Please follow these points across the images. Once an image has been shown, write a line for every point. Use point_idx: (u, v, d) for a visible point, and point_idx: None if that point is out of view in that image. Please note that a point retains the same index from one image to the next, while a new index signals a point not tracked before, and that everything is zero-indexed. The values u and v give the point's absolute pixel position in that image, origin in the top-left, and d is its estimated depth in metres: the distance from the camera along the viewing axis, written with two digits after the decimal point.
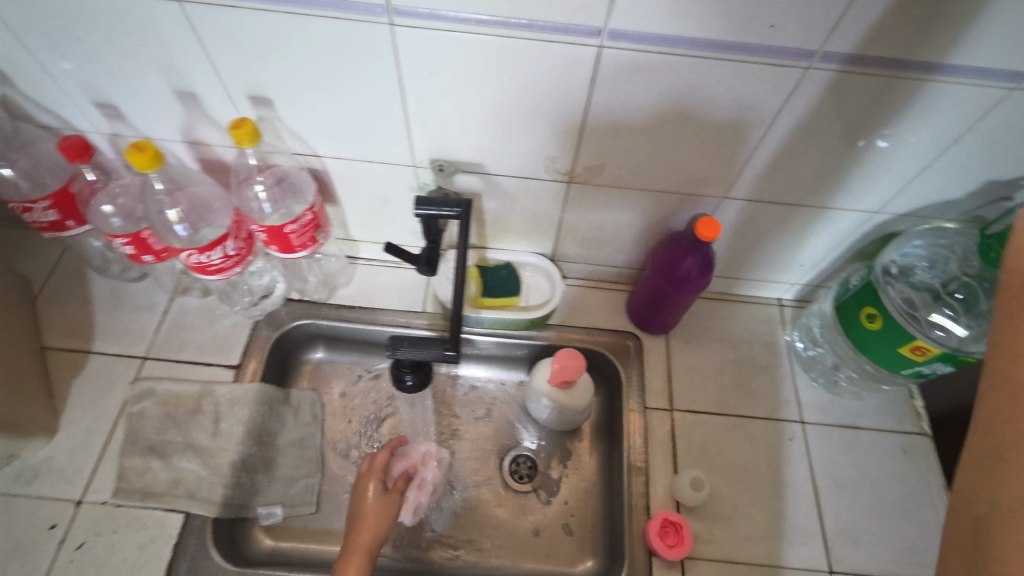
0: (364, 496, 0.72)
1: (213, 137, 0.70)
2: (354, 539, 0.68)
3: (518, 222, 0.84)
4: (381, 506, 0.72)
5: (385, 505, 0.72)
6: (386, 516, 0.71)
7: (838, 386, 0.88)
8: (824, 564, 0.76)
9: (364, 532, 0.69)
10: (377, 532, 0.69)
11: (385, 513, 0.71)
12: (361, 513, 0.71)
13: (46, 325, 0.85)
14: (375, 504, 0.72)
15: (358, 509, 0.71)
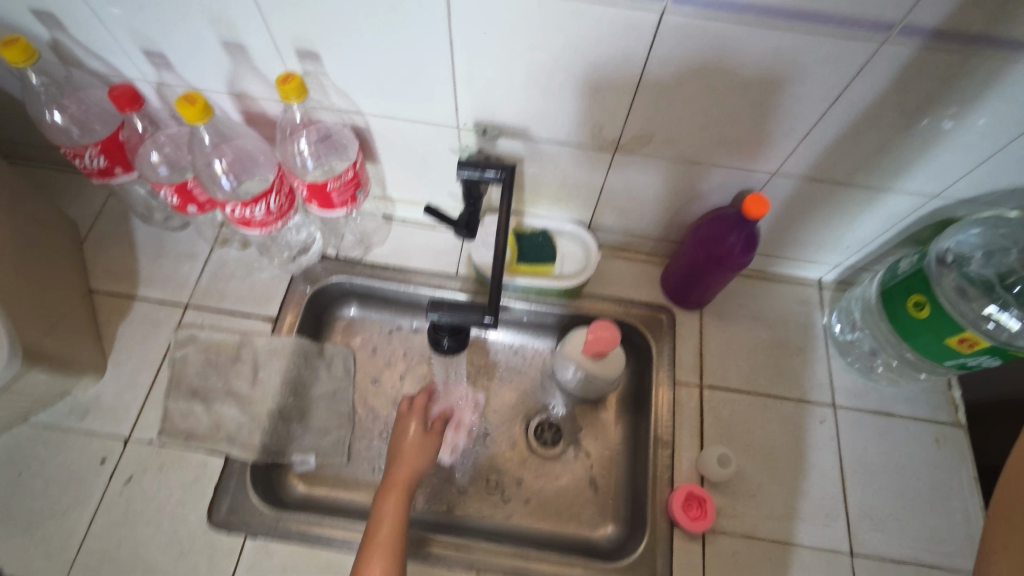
0: (406, 435, 0.76)
1: (258, 90, 0.70)
2: (395, 475, 0.71)
3: (558, 189, 0.83)
4: (421, 444, 0.75)
5: (424, 444, 0.75)
6: (425, 455, 0.74)
7: (874, 372, 0.87)
8: (846, 546, 0.76)
9: (403, 469, 0.71)
10: (417, 469, 0.72)
11: (425, 451, 0.74)
12: (403, 450, 0.74)
13: (94, 269, 0.87)
14: (416, 443, 0.75)
15: (400, 446, 0.75)
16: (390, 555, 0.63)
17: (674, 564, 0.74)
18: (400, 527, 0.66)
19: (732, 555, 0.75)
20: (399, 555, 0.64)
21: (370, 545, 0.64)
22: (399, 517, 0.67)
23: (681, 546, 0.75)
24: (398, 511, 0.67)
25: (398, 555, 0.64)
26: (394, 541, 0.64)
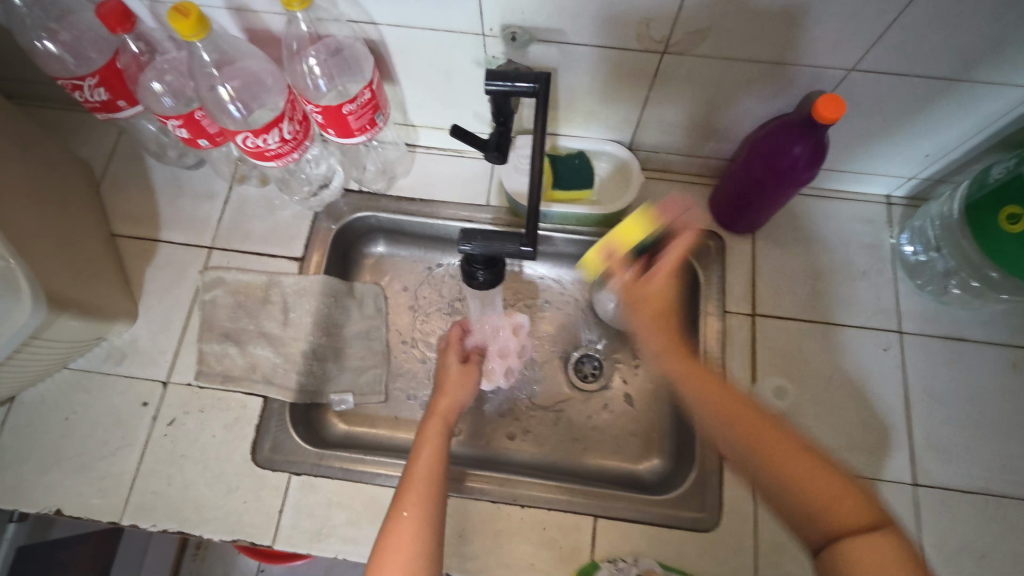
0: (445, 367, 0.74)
1: (259, 2, 0.62)
2: (435, 404, 0.69)
3: (598, 104, 0.74)
4: (460, 375, 0.73)
5: (464, 373, 0.73)
6: (465, 386, 0.72)
7: (947, 295, 0.80)
8: (909, 476, 0.73)
9: (445, 397, 0.70)
10: (457, 400, 0.70)
11: (465, 381, 0.73)
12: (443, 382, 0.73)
13: (113, 212, 0.85)
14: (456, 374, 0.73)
15: (441, 378, 0.74)
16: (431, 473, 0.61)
17: (725, 496, 0.72)
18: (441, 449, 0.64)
19: None
20: (440, 475, 0.61)
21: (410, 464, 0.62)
22: (440, 441, 0.65)
23: (733, 479, 0.72)
24: (438, 436, 0.65)
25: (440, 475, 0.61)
26: (436, 460, 0.62)
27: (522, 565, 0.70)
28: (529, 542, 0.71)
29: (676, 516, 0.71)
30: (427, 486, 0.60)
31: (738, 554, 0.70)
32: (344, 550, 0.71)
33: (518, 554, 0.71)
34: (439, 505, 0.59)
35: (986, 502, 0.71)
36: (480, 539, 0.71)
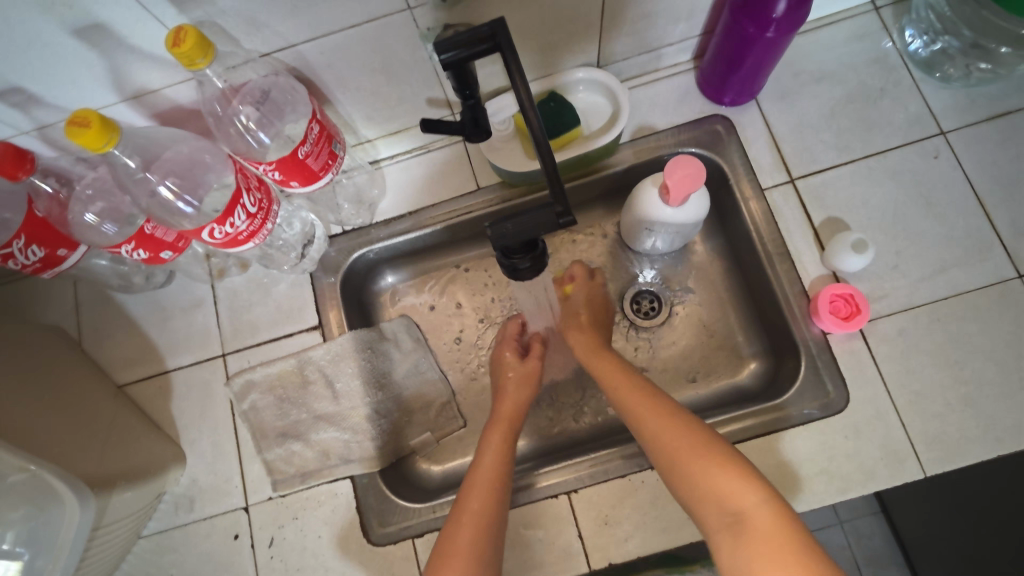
0: (508, 367, 0.73)
1: (154, 78, 0.53)
2: (500, 410, 0.69)
3: (551, 34, 0.66)
4: (521, 376, 0.72)
5: (524, 375, 0.72)
6: (526, 389, 0.71)
7: (974, 75, 0.74)
8: (1012, 271, 0.68)
9: (507, 401, 0.70)
10: (522, 401, 0.70)
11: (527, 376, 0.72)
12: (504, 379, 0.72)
13: (109, 363, 0.77)
14: (522, 369, 0.73)
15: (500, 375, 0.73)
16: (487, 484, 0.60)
17: (844, 370, 0.68)
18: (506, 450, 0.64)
19: (900, 334, 0.68)
20: (502, 483, 0.61)
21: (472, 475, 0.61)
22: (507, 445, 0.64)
23: (845, 351, 0.68)
24: (504, 441, 0.65)
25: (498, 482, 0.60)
26: (499, 463, 0.62)
27: (679, 524, 0.67)
28: (674, 500, 0.67)
29: (808, 411, 0.67)
30: (490, 502, 0.59)
31: (882, 419, 0.66)
32: None
33: (671, 515, 0.67)
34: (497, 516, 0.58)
35: None
36: (627, 518, 0.67)
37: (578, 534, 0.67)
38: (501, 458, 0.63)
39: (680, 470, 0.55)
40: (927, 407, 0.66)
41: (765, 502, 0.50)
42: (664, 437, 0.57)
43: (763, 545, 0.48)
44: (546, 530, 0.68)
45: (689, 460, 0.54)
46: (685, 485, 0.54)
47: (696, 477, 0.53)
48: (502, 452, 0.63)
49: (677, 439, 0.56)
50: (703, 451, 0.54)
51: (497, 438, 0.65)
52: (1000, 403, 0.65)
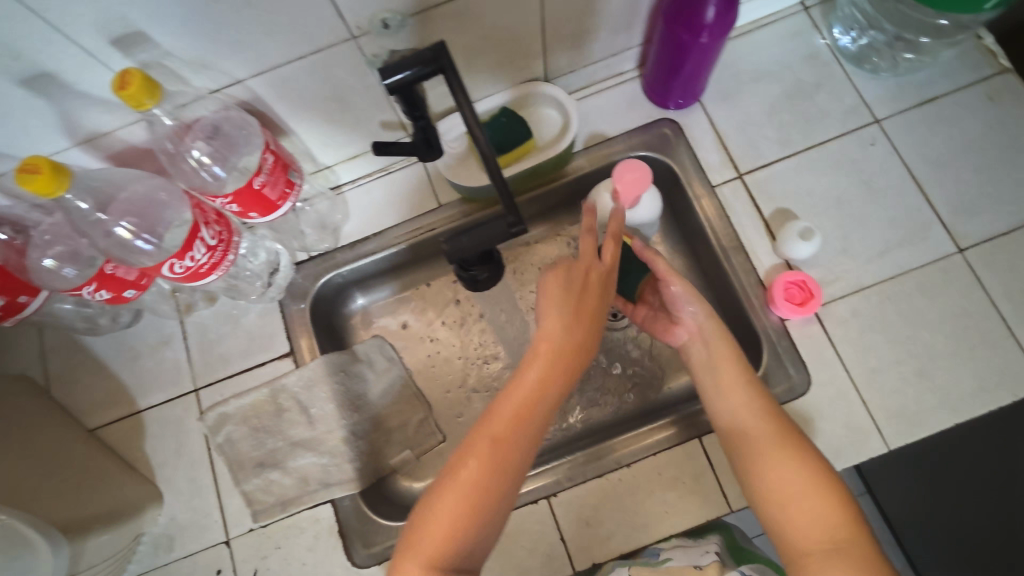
0: (591, 286, 0.56)
1: (105, 121, 0.54)
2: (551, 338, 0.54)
3: (496, 54, 0.68)
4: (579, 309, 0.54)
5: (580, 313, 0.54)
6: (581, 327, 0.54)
7: (900, 65, 0.78)
8: (953, 247, 0.72)
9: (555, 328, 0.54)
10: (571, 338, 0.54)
11: (594, 314, 0.55)
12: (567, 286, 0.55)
13: (79, 408, 0.76)
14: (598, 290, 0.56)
15: (562, 290, 0.55)
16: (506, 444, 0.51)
17: (803, 354, 0.70)
18: (544, 395, 0.53)
19: (853, 316, 0.71)
20: (519, 448, 0.52)
21: (488, 421, 0.52)
22: (556, 376, 0.53)
23: (803, 336, 0.71)
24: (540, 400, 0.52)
25: (521, 441, 0.51)
26: (535, 404, 0.52)
27: (658, 517, 0.68)
28: (653, 492, 0.69)
29: (772, 397, 0.69)
30: (497, 459, 0.51)
31: (843, 399, 0.68)
32: None
33: (649, 511, 0.68)
34: (511, 479, 0.51)
35: None
36: (607, 517, 0.69)
37: (560, 537, 0.69)
38: (534, 412, 0.52)
39: (781, 491, 0.53)
40: (884, 382, 0.69)
41: (860, 543, 0.49)
42: (776, 463, 0.54)
43: None
44: (528, 536, 0.69)
45: (794, 484, 0.53)
46: (773, 510, 0.53)
47: (794, 506, 0.52)
48: (540, 398, 0.52)
49: (789, 464, 0.54)
50: (820, 487, 0.52)
51: (538, 376, 0.53)
52: (950, 372, 0.68)
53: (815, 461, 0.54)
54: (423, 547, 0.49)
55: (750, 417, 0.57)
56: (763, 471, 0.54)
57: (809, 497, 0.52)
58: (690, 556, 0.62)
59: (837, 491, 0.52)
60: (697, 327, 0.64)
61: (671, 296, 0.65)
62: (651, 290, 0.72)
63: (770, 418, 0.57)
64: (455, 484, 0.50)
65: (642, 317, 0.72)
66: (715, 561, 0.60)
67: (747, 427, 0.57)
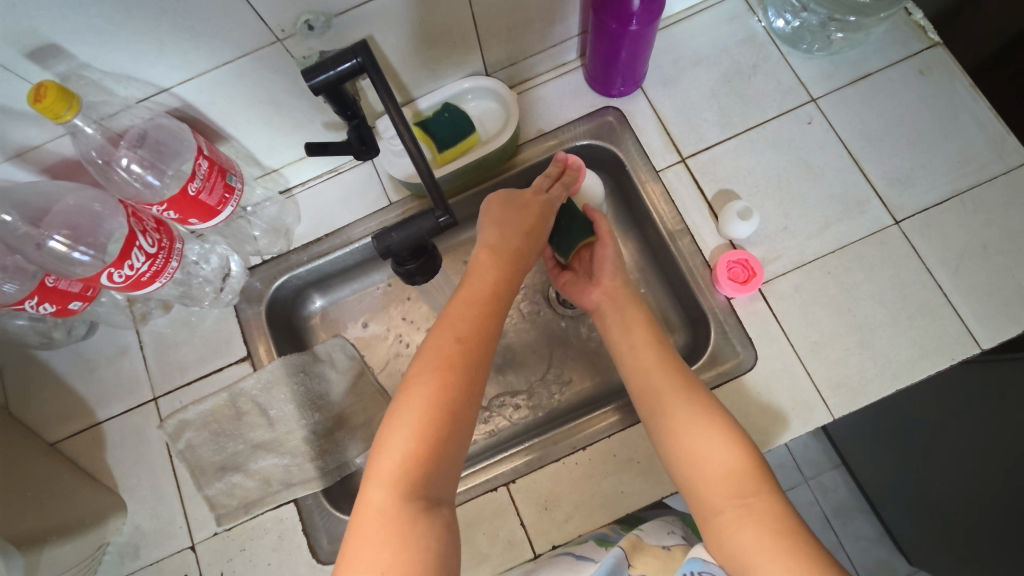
0: (532, 201, 0.65)
1: (33, 135, 0.54)
2: (495, 248, 0.61)
3: (431, 50, 0.69)
4: (522, 221, 0.63)
5: (522, 218, 0.63)
6: (522, 233, 0.62)
7: (834, 44, 0.80)
8: (889, 219, 0.74)
9: (498, 234, 0.62)
10: (514, 248, 0.62)
11: (535, 227, 0.63)
12: (512, 208, 0.64)
13: (38, 423, 0.76)
14: (539, 208, 0.64)
15: (505, 207, 0.64)
16: (467, 343, 0.55)
17: (749, 330, 0.72)
18: (496, 297, 0.59)
19: (796, 291, 0.73)
20: (474, 355, 0.55)
21: (446, 326, 0.56)
22: (507, 277, 0.60)
23: (748, 312, 0.73)
24: (488, 317, 0.57)
25: (482, 342, 0.56)
26: (491, 300, 0.58)
27: (614, 498, 0.70)
28: (608, 474, 0.71)
29: (720, 373, 0.71)
30: (458, 364, 0.54)
31: (789, 371, 0.70)
32: None
33: (605, 492, 0.70)
34: (475, 385, 0.54)
35: (964, 202, 0.73)
36: (565, 499, 0.70)
37: (519, 522, 0.70)
38: (489, 313, 0.58)
39: (696, 450, 0.56)
40: (828, 353, 0.71)
41: (770, 493, 0.52)
42: (692, 422, 0.57)
43: (761, 533, 0.50)
44: (488, 522, 0.70)
45: (711, 442, 0.55)
46: (687, 465, 0.56)
47: (710, 461, 0.55)
48: (493, 298, 0.58)
49: (703, 424, 0.56)
50: (732, 440, 0.55)
51: (491, 277, 0.59)
52: (890, 341, 0.70)
53: (716, 410, 0.57)
54: (385, 468, 0.50)
55: (667, 382, 0.60)
56: (676, 424, 0.57)
57: (724, 450, 0.55)
58: (659, 532, 0.66)
59: (739, 439, 0.55)
60: (612, 288, 0.70)
61: (601, 259, 0.71)
62: (578, 255, 0.73)
63: (685, 381, 0.60)
64: (420, 399, 0.52)
65: (567, 282, 0.74)
66: (681, 544, 0.65)
67: (654, 384, 0.60)
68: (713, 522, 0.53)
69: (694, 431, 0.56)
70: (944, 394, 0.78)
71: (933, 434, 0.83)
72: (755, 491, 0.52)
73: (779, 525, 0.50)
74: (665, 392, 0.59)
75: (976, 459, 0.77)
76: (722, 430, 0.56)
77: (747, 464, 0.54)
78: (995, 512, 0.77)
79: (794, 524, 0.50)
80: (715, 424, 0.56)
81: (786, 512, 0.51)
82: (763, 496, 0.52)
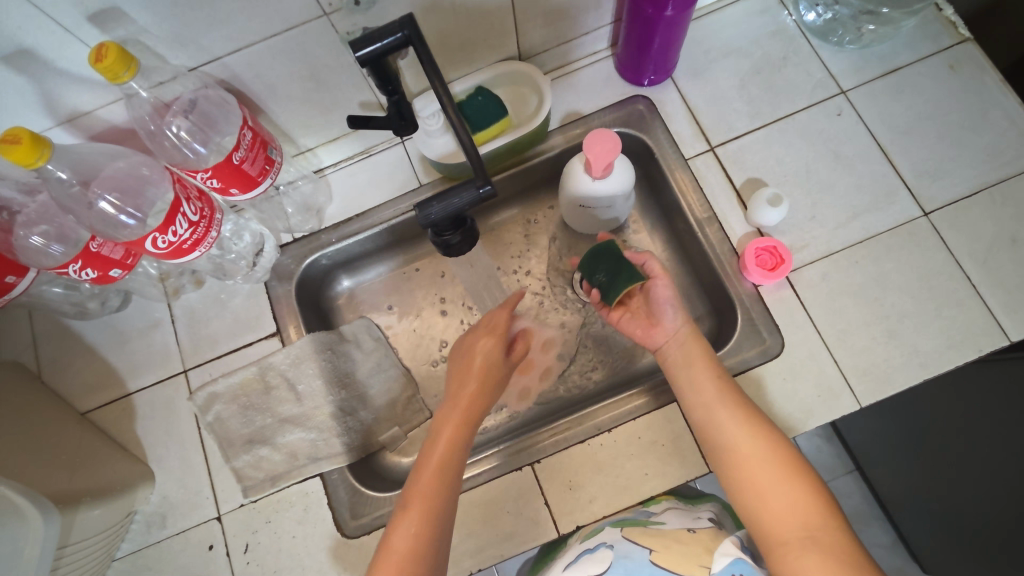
0: (473, 356, 0.71)
1: (85, 100, 0.56)
2: (457, 397, 0.67)
3: (469, 33, 0.70)
4: (479, 369, 0.69)
5: (483, 373, 0.69)
6: (484, 382, 0.69)
7: (864, 37, 0.80)
8: (918, 211, 0.74)
9: (461, 386, 0.68)
10: (474, 396, 0.67)
11: (490, 373, 0.70)
12: (469, 356, 0.71)
13: (71, 392, 0.78)
14: (477, 372, 0.69)
15: (465, 357, 0.71)
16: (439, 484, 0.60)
17: (777, 317, 0.72)
18: (461, 440, 0.64)
19: (824, 279, 0.73)
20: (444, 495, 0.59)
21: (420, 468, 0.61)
22: (457, 440, 0.64)
23: (776, 300, 0.73)
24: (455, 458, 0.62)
25: (450, 480, 0.61)
26: (445, 468, 0.61)
27: (638, 480, 0.70)
28: (632, 457, 0.71)
29: (747, 360, 0.71)
30: (432, 506, 0.58)
31: (816, 359, 0.70)
32: (474, 563, 0.69)
33: (630, 474, 0.70)
34: (446, 522, 0.58)
35: (992, 195, 0.74)
36: (589, 481, 0.71)
37: (544, 502, 0.70)
38: (457, 452, 0.63)
39: (756, 480, 0.57)
40: (855, 342, 0.71)
41: (832, 520, 0.53)
42: (752, 453, 0.58)
43: (824, 559, 0.50)
44: (511, 500, 0.71)
45: (770, 474, 0.56)
46: (747, 495, 0.57)
47: (768, 492, 0.56)
48: (459, 438, 0.64)
49: (761, 457, 0.57)
50: (794, 472, 0.56)
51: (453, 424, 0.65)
52: (918, 331, 0.70)
53: (780, 445, 0.58)
54: None
55: (727, 412, 0.61)
56: (737, 462, 0.59)
57: (786, 481, 0.55)
58: (683, 518, 0.67)
59: (802, 468, 0.56)
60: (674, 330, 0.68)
61: (657, 294, 0.69)
62: (631, 295, 0.73)
63: (745, 411, 0.61)
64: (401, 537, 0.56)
65: (618, 318, 0.74)
66: (709, 526, 0.65)
67: (718, 420, 0.61)
68: (774, 550, 0.53)
69: (755, 462, 0.58)
70: (968, 390, 0.78)
71: (954, 433, 0.82)
72: (818, 523, 0.53)
73: (844, 555, 0.50)
74: (728, 418, 0.61)
75: (990, 454, 0.77)
76: (782, 462, 0.57)
77: (811, 499, 0.54)
78: (1018, 510, 0.75)
79: (858, 555, 0.50)
80: (776, 456, 0.57)
81: (850, 542, 0.51)
82: (829, 526, 0.52)
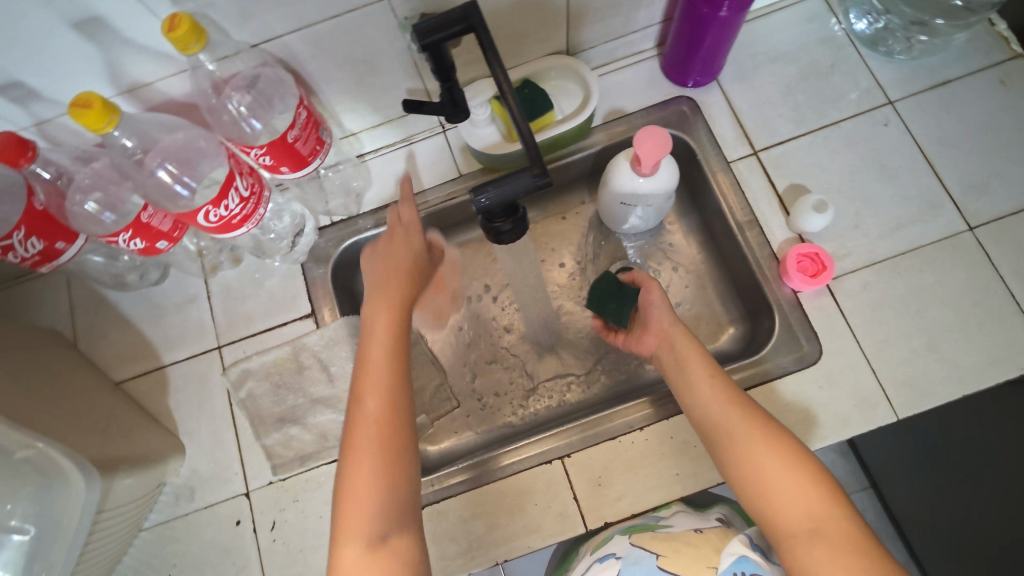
0: (388, 254, 0.63)
1: (146, 71, 0.57)
2: (379, 301, 0.60)
3: (521, 24, 0.70)
4: (393, 268, 0.62)
5: (400, 271, 0.62)
6: (404, 281, 0.62)
7: (914, 48, 0.80)
8: (963, 225, 0.73)
9: (382, 291, 0.61)
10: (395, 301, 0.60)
11: (407, 270, 0.63)
12: (383, 258, 0.63)
13: (106, 361, 0.78)
14: (397, 271, 0.62)
15: (379, 262, 0.63)
16: (384, 416, 0.55)
17: (815, 325, 0.72)
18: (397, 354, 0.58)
19: (865, 289, 0.73)
20: (393, 418, 0.55)
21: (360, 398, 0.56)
22: (394, 353, 0.58)
23: (814, 307, 0.73)
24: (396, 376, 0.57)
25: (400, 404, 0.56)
26: (386, 389, 0.56)
27: (669, 480, 0.70)
28: (664, 457, 0.70)
29: (783, 365, 0.71)
30: (378, 437, 0.54)
31: (853, 368, 0.70)
32: (500, 553, 0.69)
33: (661, 473, 0.70)
34: (405, 453, 0.54)
35: None
36: (619, 478, 0.70)
37: (573, 497, 0.70)
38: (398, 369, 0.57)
39: (758, 474, 0.56)
40: (894, 353, 0.70)
41: (838, 509, 0.53)
42: (751, 447, 0.57)
43: (833, 550, 0.50)
44: (540, 493, 0.71)
45: (770, 467, 0.56)
46: (751, 491, 0.56)
47: (770, 487, 0.55)
48: (394, 351, 0.58)
49: (760, 451, 0.57)
50: (796, 462, 0.55)
51: (382, 339, 0.58)
52: (959, 346, 0.70)
53: (780, 438, 0.57)
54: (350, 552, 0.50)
55: (724, 407, 0.60)
56: (738, 459, 0.58)
57: (787, 473, 0.55)
58: (692, 519, 0.70)
59: (806, 458, 0.56)
60: (663, 331, 0.70)
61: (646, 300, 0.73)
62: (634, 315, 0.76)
63: (740, 405, 0.60)
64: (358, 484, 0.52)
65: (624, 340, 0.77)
66: (717, 526, 0.69)
67: (717, 417, 0.60)
68: (785, 545, 0.53)
69: (753, 456, 0.57)
70: (994, 412, 0.77)
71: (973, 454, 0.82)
72: (824, 513, 0.52)
73: (853, 546, 0.50)
74: (726, 414, 0.60)
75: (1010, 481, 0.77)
76: (781, 454, 0.56)
77: (814, 486, 0.54)
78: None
79: (867, 542, 0.50)
80: (776, 447, 0.56)
81: (858, 529, 0.51)
82: (835, 514, 0.52)
